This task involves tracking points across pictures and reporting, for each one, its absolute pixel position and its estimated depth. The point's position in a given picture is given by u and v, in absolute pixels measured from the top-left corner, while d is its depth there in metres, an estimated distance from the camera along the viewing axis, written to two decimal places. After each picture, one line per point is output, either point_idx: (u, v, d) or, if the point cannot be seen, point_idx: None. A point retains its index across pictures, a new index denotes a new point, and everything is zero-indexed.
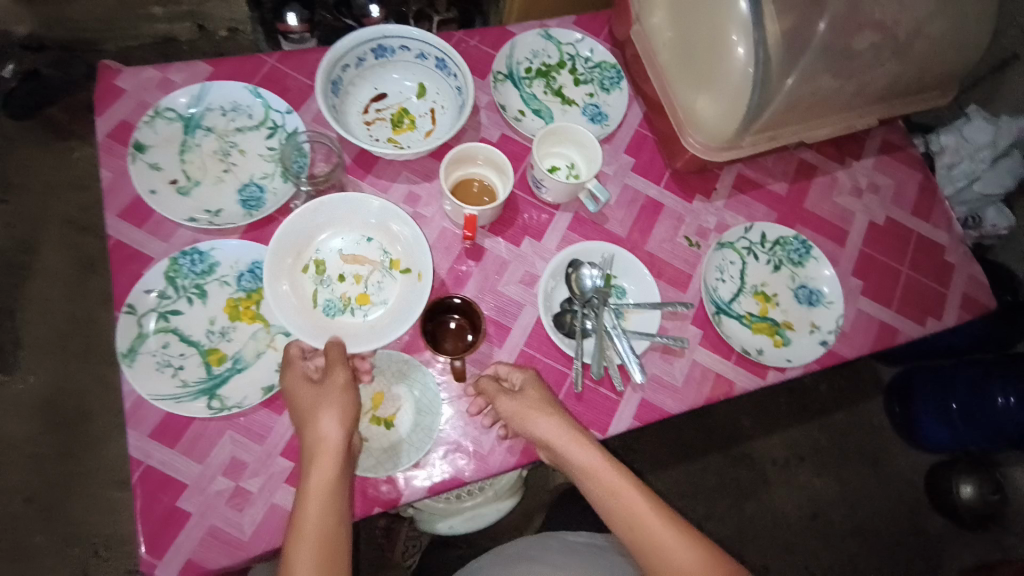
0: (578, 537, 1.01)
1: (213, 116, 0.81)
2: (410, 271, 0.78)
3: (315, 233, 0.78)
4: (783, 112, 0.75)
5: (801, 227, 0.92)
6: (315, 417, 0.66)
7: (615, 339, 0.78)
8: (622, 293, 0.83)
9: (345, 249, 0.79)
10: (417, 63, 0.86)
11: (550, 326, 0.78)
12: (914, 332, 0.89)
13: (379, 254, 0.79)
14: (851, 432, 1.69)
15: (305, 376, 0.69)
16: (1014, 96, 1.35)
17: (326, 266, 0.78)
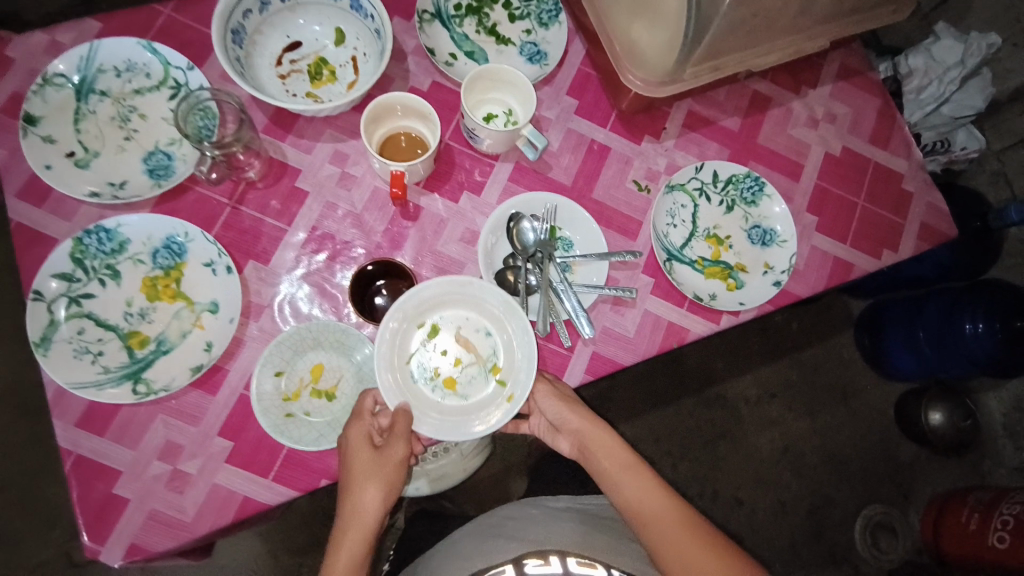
0: (558, 503, 0.92)
1: (107, 79, 0.74)
2: (505, 386, 0.71)
3: (442, 300, 0.73)
4: (723, 38, 0.70)
5: (754, 163, 0.88)
6: (363, 485, 0.68)
7: (562, 296, 0.75)
8: (567, 245, 0.80)
9: (466, 327, 0.74)
10: (330, 4, 0.79)
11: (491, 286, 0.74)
12: (870, 266, 0.87)
13: (490, 352, 0.73)
14: (824, 368, 1.71)
15: (368, 438, 0.67)
16: (985, 11, 1.29)
17: (440, 333, 0.73)
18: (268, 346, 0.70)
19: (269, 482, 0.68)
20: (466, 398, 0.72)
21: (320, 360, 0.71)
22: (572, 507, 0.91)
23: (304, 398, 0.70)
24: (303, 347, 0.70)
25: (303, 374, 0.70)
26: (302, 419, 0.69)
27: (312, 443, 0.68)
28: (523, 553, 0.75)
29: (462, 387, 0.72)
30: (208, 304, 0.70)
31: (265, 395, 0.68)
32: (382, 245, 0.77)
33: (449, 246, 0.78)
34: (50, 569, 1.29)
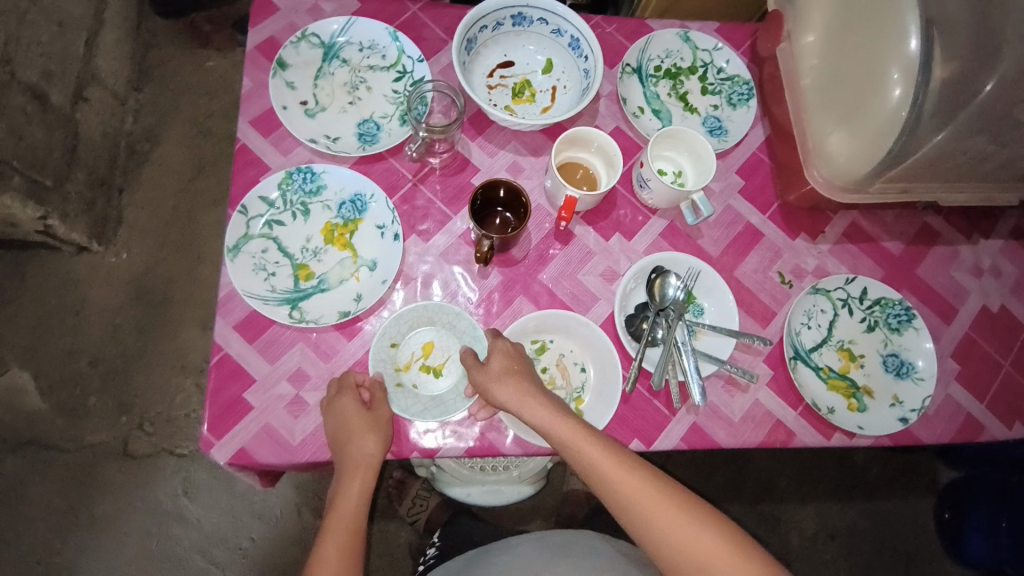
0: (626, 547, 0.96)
1: (351, 50, 0.86)
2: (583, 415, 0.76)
3: (561, 323, 0.79)
4: (921, 167, 0.70)
5: (908, 292, 0.86)
6: (360, 440, 0.68)
7: (684, 355, 0.76)
8: (699, 311, 0.81)
9: (568, 356, 0.79)
10: (552, 38, 0.87)
11: (620, 326, 0.78)
12: (1003, 434, 0.82)
13: (578, 383, 0.78)
14: (891, 523, 1.61)
15: (357, 401, 0.70)
16: None
17: (546, 354, 0.79)
18: (383, 319, 0.75)
19: None
20: None
21: (431, 339, 0.76)
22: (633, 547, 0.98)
23: (412, 371, 0.74)
24: (418, 324, 0.76)
25: (415, 349, 0.75)
26: (410, 391, 0.74)
27: (418, 414, 0.72)
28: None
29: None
30: (368, 262, 0.77)
31: (381, 363, 0.73)
32: (530, 256, 0.81)
33: (588, 277, 0.82)
34: (107, 451, 1.39)
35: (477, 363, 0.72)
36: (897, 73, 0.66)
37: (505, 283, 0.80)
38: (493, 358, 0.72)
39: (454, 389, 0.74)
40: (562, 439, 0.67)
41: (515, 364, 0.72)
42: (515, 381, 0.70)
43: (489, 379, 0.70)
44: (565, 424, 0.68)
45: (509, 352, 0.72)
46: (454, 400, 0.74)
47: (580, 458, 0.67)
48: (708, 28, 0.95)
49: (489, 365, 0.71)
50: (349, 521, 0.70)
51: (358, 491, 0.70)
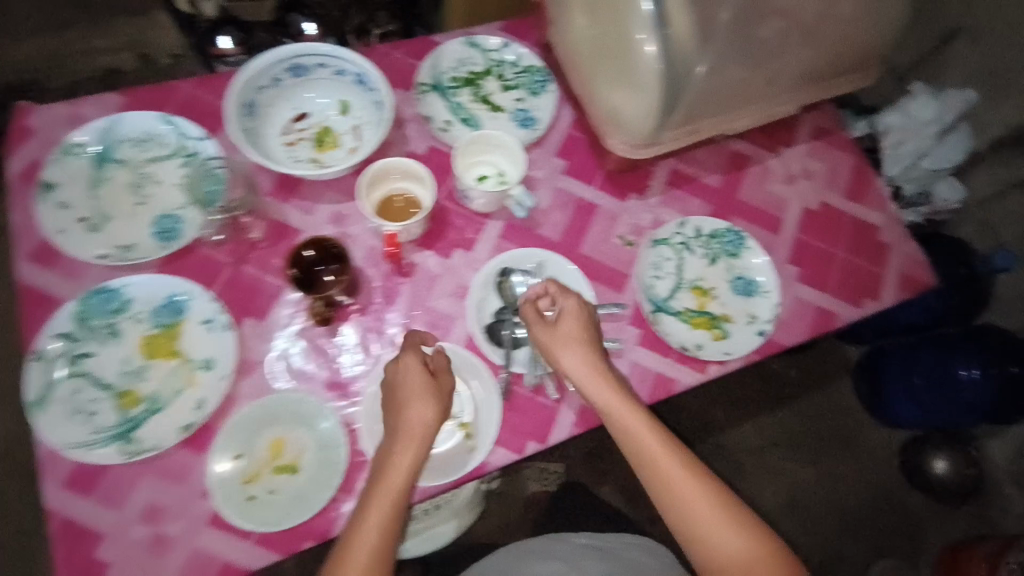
0: (580, 539, 1.03)
1: (126, 148, 0.79)
2: (471, 438, 0.75)
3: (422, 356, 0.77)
4: (696, 107, 0.74)
5: (735, 218, 0.92)
6: (415, 406, 0.69)
7: None
8: None
9: None
10: (338, 79, 0.83)
11: (481, 338, 0.78)
12: (851, 315, 0.89)
13: (458, 408, 0.76)
14: (824, 413, 1.72)
15: (424, 366, 0.72)
16: (961, 67, 1.37)
17: None
18: (223, 429, 0.71)
19: (250, 543, 0.69)
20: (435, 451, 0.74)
21: (277, 436, 0.72)
22: (593, 544, 1.01)
23: (268, 475, 0.71)
24: (261, 424, 0.72)
25: (261, 454, 0.71)
26: (265, 499, 0.70)
27: (281, 521, 0.69)
28: None
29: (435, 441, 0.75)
30: (201, 362, 0.73)
31: (226, 480, 0.70)
32: (376, 300, 0.79)
33: (441, 301, 0.81)
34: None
35: (427, 371, 0.72)
36: (641, 34, 0.67)
37: (360, 335, 0.78)
38: (563, 318, 0.75)
39: (313, 481, 0.71)
40: (614, 416, 0.73)
41: (584, 326, 0.75)
42: (577, 348, 0.74)
43: (555, 341, 0.74)
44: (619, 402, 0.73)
45: (576, 306, 0.75)
46: (315, 492, 0.71)
47: (625, 434, 0.73)
48: (492, 29, 0.95)
49: (557, 327, 0.75)
50: (390, 500, 0.66)
51: (404, 466, 0.68)
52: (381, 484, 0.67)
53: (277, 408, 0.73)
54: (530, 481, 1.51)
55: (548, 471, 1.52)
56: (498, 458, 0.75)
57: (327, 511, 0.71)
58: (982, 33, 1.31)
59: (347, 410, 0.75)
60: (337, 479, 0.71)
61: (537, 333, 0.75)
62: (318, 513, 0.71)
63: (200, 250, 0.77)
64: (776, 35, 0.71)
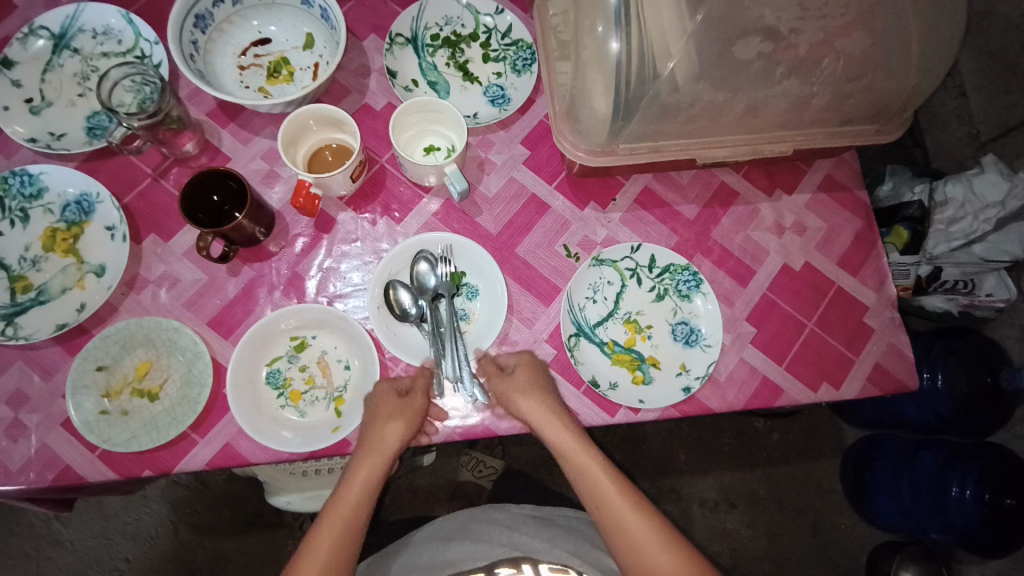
0: (522, 510, 0.96)
1: (84, 38, 0.78)
2: (341, 416, 0.70)
3: (324, 319, 0.73)
4: (659, 120, 0.65)
5: (701, 258, 0.82)
6: (381, 426, 0.67)
7: (447, 343, 0.72)
8: (473, 292, 0.76)
9: (331, 353, 0.73)
10: (304, 10, 0.80)
11: (377, 320, 0.73)
12: (802, 397, 0.78)
13: (341, 382, 0.72)
14: (796, 489, 1.57)
15: (394, 389, 0.70)
16: None
17: (306, 351, 0.73)
18: (96, 338, 0.69)
19: (93, 456, 0.67)
20: (300, 417, 0.71)
21: (147, 358, 0.69)
22: (537, 515, 0.95)
23: (125, 395, 0.68)
24: (134, 342, 0.70)
25: (126, 371, 0.69)
26: (116, 417, 0.67)
27: (121, 444, 0.66)
28: (498, 561, 0.83)
29: (304, 408, 0.71)
30: (95, 267, 0.71)
31: (80, 389, 0.67)
32: (288, 247, 0.76)
33: (351, 266, 0.77)
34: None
35: (398, 395, 0.69)
36: (601, 25, 0.62)
37: (259, 278, 0.75)
38: (518, 368, 0.73)
39: (168, 413, 0.68)
40: (568, 458, 0.70)
41: (541, 376, 0.73)
42: (538, 402, 0.70)
43: (512, 389, 0.71)
44: (572, 442, 0.70)
45: (528, 362, 0.73)
46: (166, 424, 0.68)
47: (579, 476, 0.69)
48: None
49: (513, 376, 0.72)
50: (349, 506, 0.67)
51: (367, 478, 0.68)
52: (343, 491, 0.68)
53: (156, 333, 0.70)
54: (463, 469, 1.45)
55: (484, 465, 1.44)
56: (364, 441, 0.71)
57: (178, 445, 0.68)
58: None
59: (223, 350, 0.72)
60: (190, 418, 0.68)
61: (493, 387, 0.71)
62: (167, 445, 0.68)
63: (126, 155, 0.75)
64: (760, 58, 0.62)
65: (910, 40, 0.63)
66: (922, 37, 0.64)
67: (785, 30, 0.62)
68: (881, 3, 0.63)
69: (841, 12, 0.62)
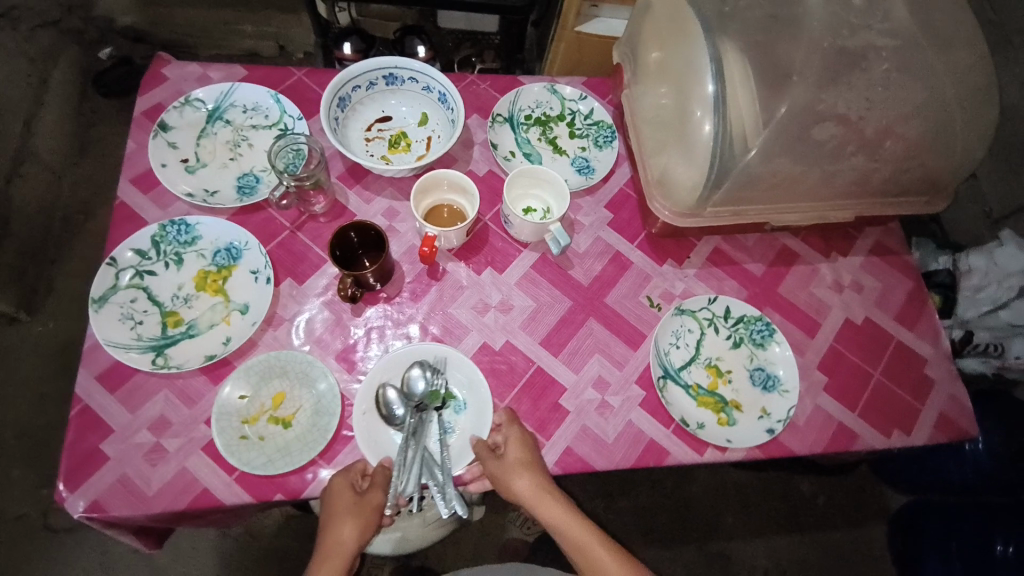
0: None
1: (235, 112, 0.92)
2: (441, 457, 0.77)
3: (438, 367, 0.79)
4: (741, 189, 0.76)
5: (771, 310, 0.91)
6: (339, 526, 0.70)
7: (415, 457, 0.73)
8: (457, 407, 0.78)
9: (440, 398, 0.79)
10: (423, 94, 0.94)
11: (359, 412, 0.75)
12: (876, 442, 0.83)
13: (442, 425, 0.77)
14: (844, 556, 1.54)
15: (350, 487, 0.71)
16: None
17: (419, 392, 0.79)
18: (238, 370, 0.76)
19: (231, 479, 0.72)
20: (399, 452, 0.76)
21: (282, 389, 0.76)
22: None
23: (261, 422, 0.74)
24: (271, 374, 0.76)
25: (264, 400, 0.75)
26: (255, 442, 0.73)
27: (259, 467, 0.71)
28: None
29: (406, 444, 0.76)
30: (240, 305, 0.80)
31: (225, 415, 0.73)
32: (403, 294, 0.85)
33: (460, 310, 0.85)
34: (25, 526, 1.34)
35: (356, 493, 0.71)
36: (700, 111, 0.72)
37: (380, 320, 0.82)
38: (511, 448, 0.75)
39: (300, 439, 0.74)
40: (574, 543, 0.75)
41: (532, 453, 0.75)
42: (530, 480, 0.73)
43: (508, 472, 0.73)
44: (575, 527, 0.75)
45: (520, 439, 0.76)
46: (299, 449, 0.73)
47: (584, 559, 0.74)
48: (575, 82, 1.03)
49: (505, 457, 0.74)
50: None
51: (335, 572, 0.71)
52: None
53: (287, 360, 0.77)
54: (511, 524, 1.45)
55: (533, 521, 1.45)
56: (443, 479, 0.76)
57: (307, 472, 0.73)
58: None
59: (347, 383, 0.78)
60: (321, 444, 0.73)
61: (490, 470, 0.73)
62: (297, 471, 0.73)
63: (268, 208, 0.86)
64: (835, 139, 0.73)
65: (956, 129, 0.76)
66: (966, 127, 0.76)
67: (857, 117, 0.73)
68: (935, 98, 0.74)
69: (901, 104, 0.73)
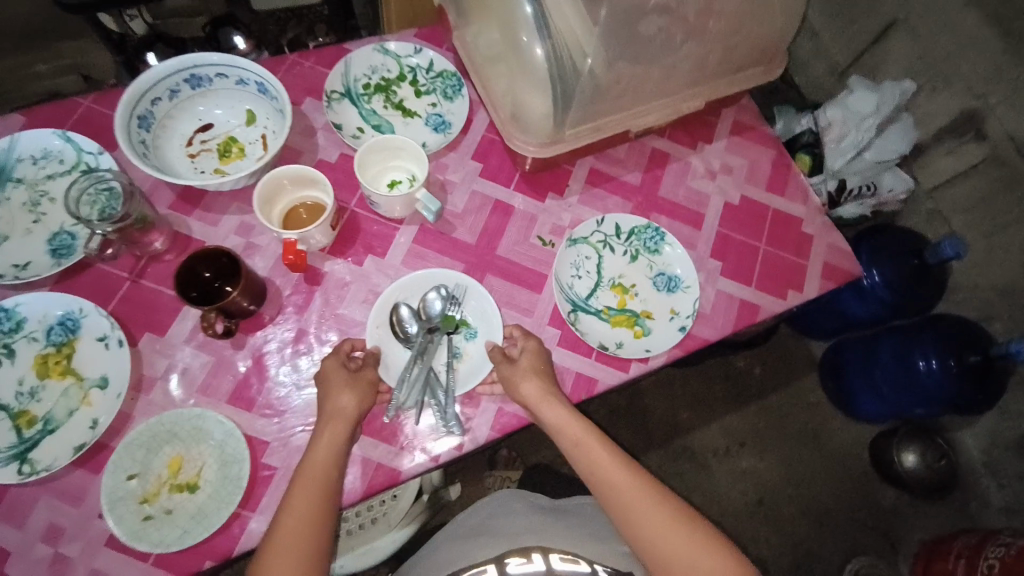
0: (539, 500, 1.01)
1: (23, 166, 0.79)
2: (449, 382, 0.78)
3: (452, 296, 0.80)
4: (592, 104, 0.75)
5: (656, 214, 0.92)
6: (336, 395, 0.70)
7: (420, 372, 0.75)
8: (471, 334, 0.79)
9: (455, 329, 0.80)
10: (240, 89, 0.84)
11: (373, 323, 0.77)
12: (776, 307, 0.88)
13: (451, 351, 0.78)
14: (789, 412, 1.67)
15: (344, 364, 0.73)
16: (901, 56, 1.37)
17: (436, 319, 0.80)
18: (120, 449, 0.69)
19: (148, 566, 0.66)
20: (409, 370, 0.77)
21: (176, 452, 0.69)
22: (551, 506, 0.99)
23: (163, 494, 0.67)
24: (159, 442, 0.69)
25: (158, 471, 0.68)
26: (162, 518, 0.66)
27: (176, 541, 0.65)
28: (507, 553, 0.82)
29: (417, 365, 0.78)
30: (98, 380, 0.71)
31: (118, 501, 0.66)
32: (285, 310, 0.78)
33: (351, 308, 0.80)
34: None
35: (348, 370, 0.72)
36: (526, 36, 0.70)
37: (264, 346, 0.76)
38: (523, 354, 0.76)
39: (213, 498, 0.68)
40: (565, 432, 0.76)
41: (544, 363, 0.76)
42: (534, 386, 0.74)
43: (516, 374, 0.74)
44: (568, 419, 0.75)
45: (534, 347, 0.77)
46: (214, 508, 0.67)
47: (575, 446, 0.77)
48: (406, 36, 0.96)
49: (517, 362, 0.76)
50: (316, 477, 0.66)
51: (331, 448, 0.68)
52: (302, 471, 0.67)
53: (175, 416, 0.70)
54: (491, 491, 1.44)
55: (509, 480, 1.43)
56: (379, 452, 0.73)
57: (232, 527, 0.68)
58: (919, 24, 1.31)
59: (251, 423, 0.73)
60: (237, 494, 0.68)
61: (497, 365, 0.76)
62: (219, 531, 0.67)
63: (95, 268, 0.76)
64: (660, 32, 0.73)
65: None
66: None
67: (675, 4, 0.73)
68: None
69: None
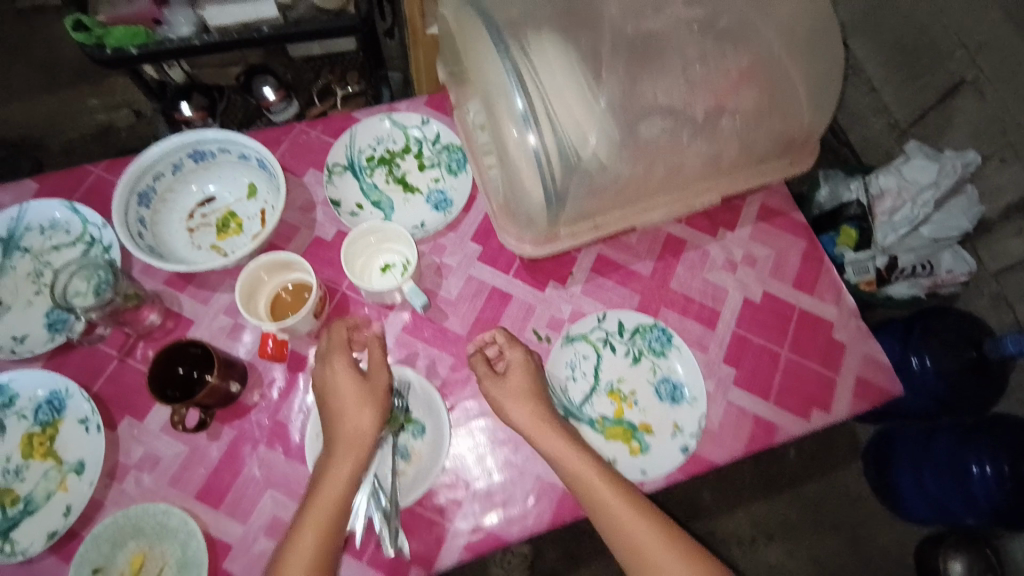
0: None
1: (32, 236, 0.81)
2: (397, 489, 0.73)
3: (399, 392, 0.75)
4: (592, 200, 0.70)
5: (666, 310, 0.85)
6: (357, 414, 0.68)
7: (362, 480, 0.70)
8: (420, 430, 0.75)
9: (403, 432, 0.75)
10: (242, 163, 0.84)
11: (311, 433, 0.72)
12: (797, 428, 0.78)
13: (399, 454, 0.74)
14: (824, 504, 1.52)
15: (353, 373, 0.70)
16: (968, 123, 1.24)
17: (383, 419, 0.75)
18: (86, 542, 0.67)
19: None
20: None
21: (139, 549, 0.67)
22: None
23: None
24: (125, 536, 0.67)
25: (121, 569, 0.66)
26: None
27: None
28: None
29: None
30: (75, 464, 0.70)
31: None
32: (264, 398, 0.75)
33: None
34: None
35: (358, 381, 0.70)
36: (515, 128, 0.63)
37: (236, 439, 0.73)
38: (512, 370, 0.72)
39: None
40: (591, 488, 0.66)
41: (535, 378, 0.73)
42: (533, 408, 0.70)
43: (505, 390, 0.71)
44: (594, 472, 0.66)
45: (526, 355, 0.74)
46: None
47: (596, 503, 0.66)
48: (417, 104, 0.93)
49: (506, 378, 0.72)
50: (332, 509, 0.64)
51: (342, 477, 0.66)
52: (316, 505, 0.64)
53: (141, 513, 0.68)
54: (491, 564, 1.37)
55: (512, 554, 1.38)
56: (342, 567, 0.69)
57: None
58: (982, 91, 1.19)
59: (217, 521, 0.70)
60: None
61: (484, 381, 0.73)
62: None
63: (87, 347, 0.76)
64: (665, 133, 0.67)
65: (797, 89, 0.70)
66: (805, 82, 0.71)
67: (682, 106, 0.67)
68: (762, 60, 0.69)
69: (727, 76, 0.67)
